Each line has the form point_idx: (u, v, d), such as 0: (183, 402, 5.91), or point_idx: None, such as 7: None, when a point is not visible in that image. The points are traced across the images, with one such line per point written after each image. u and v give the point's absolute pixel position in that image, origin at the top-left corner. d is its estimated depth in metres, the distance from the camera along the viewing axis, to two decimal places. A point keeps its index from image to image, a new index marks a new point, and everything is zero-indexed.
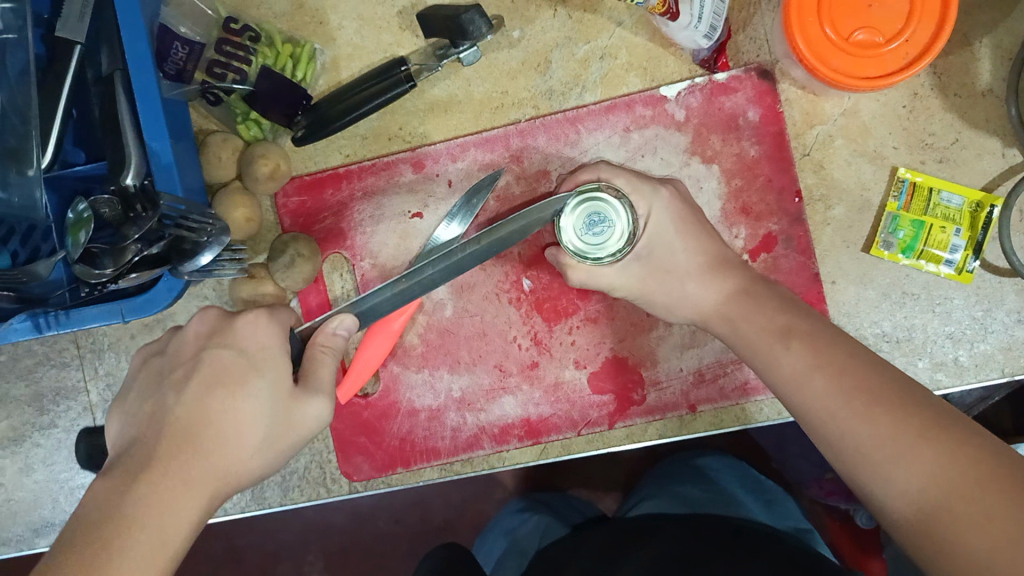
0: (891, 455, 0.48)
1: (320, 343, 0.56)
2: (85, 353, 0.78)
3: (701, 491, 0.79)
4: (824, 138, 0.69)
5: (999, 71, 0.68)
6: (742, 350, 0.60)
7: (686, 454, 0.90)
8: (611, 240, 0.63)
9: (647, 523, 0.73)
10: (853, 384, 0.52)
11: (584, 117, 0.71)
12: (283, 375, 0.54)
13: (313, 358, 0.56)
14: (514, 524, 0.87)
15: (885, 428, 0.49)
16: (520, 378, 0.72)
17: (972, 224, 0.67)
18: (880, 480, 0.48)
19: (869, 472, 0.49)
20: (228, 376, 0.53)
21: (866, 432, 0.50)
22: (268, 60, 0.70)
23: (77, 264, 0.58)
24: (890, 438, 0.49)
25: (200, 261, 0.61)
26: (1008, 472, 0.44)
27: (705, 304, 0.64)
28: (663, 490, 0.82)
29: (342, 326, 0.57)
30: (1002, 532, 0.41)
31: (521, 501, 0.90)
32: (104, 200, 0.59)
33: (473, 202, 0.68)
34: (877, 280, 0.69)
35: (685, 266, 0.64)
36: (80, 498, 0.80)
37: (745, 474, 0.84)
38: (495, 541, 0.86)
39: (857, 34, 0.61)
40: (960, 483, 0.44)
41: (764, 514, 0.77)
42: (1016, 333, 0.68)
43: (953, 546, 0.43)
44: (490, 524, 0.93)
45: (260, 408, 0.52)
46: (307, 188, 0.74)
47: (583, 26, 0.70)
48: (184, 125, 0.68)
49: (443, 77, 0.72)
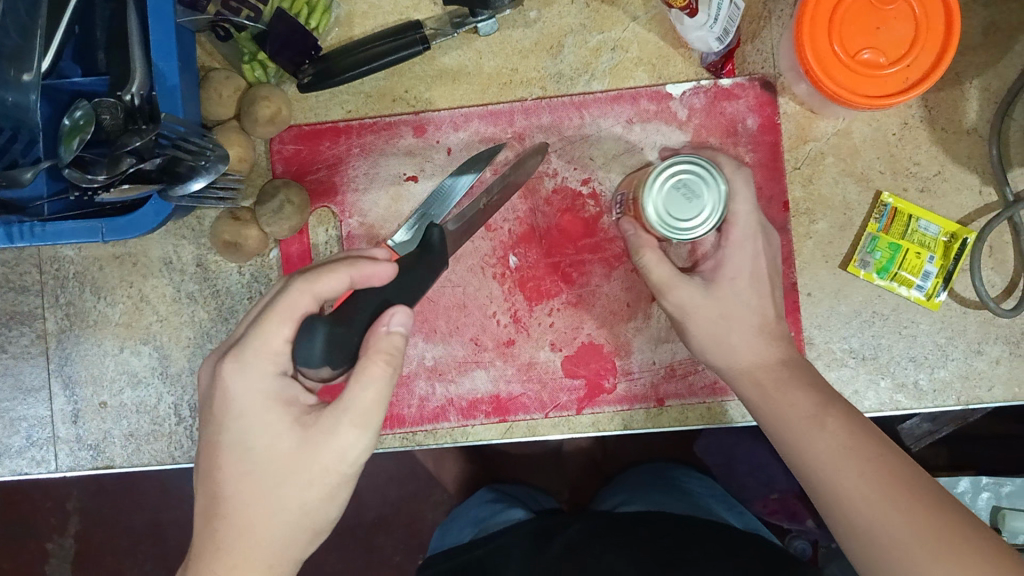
0: (866, 504, 0.48)
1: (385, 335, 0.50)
2: (48, 279, 0.76)
3: (672, 498, 0.83)
4: (816, 154, 0.72)
5: (984, 113, 0.71)
6: (704, 343, 0.61)
7: (649, 467, 0.93)
8: (656, 196, 0.56)
9: (619, 525, 0.77)
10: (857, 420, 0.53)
11: (589, 103, 0.72)
12: (262, 436, 0.50)
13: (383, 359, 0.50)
14: (483, 514, 0.89)
15: (861, 474, 0.50)
16: (495, 354, 0.72)
17: (945, 253, 0.70)
18: (852, 515, 0.49)
19: (842, 513, 0.50)
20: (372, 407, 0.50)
21: (822, 449, 0.52)
22: (286, 3, 0.69)
23: (68, 168, 0.56)
24: (838, 454, 0.51)
25: (192, 186, 0.60)
26: (961, 526, 0.45)
27: (736, 341, 0.60)
28: (637, 501, 0.84)
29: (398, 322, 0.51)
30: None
31: (487, 493, 0.93)
32: (107, 106, 0.58)
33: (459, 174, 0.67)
34: (851, 296, 0.72)
35: (741, 318, 0.60)
36: (20, 430, 0.77)
37: (716, 488, 0.87)
38: (460, 529, 0.88)
39: (864, 53, 0.63)
40: (930, 530, 0.45)
41: (735, 519, 0.80)
42: (974, 363, 0.71)
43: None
44: (449, 516, 0.95)
45: (277, 485, 0.51)
46: (305, 138, 0.73)
47: (599, 17, 0.72)
48: (188, 56, 0.66)
49: (455, 46, 0.72)
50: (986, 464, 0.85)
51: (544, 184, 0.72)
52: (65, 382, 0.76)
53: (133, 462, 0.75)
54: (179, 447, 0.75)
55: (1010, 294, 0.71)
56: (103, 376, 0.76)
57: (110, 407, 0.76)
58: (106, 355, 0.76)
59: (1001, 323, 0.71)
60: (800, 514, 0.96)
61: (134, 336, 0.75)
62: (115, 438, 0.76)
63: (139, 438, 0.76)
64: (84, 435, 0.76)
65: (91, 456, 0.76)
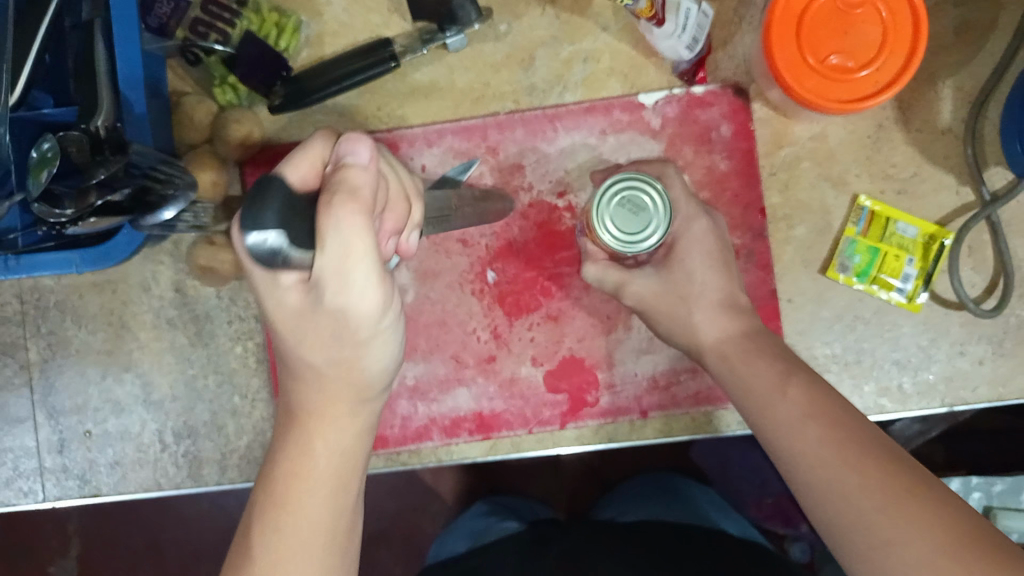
0: (839, 489, 0.46)
1: (348, 168, 0.42)
2: (28, 309, 0.75)
3: (667, 506, 0.83)
4: (792, 159, 0.72)
5: (958, 112, 0.71)
6: (666, 324, 0.63)
7: (647, 477, 0.91)
8: (608, 216, 0.57)
9: (614, 534, 0.76)
10: (825, 399, 0.51)
11: (562, 115, 0.72)
12: (296, 325, 0.46)
13: (344, 205, 0.40)
14: (478, 526, 0.88)
15: (838, 459, 0.47)
16: (476, 370, 0.72)
17: (924, 255, 0.70)
18: (822, 492, 0.47)
19: (811, 492, 0.48)
20: (342, 251, 0.40)
21: (800, 438, 0.50)
22: (253, 26, 0.70)
23: (36, 203, 0.55)
24: (814, 442, 0.49)
25: (162, 215, 0.60)
26: (936, 501, 0.43)
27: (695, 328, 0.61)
28: (634, 512, 0.83)
29: (360, 154, 0.43)
30: (932, 542, 0.41)
31: (482, 505, 0.92)
32: (73, 139, 0.56)
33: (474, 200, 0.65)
34: (832, 301, 0.71)
35: (701, 295, 0.62)
36: (6, 461, 0.76)
37: (713, 495, 0.86)
38: (455, 541, 0.87)
39: (832, 58, 0.63)
40: (894, 497, 0.44)
41: (731, 526, 0.80)
42: (958, 364, 0.70)
43: (887, 549, 0.43)
44: (446, 528, 0.94)
45: (324, 354, 0.46)
46: (276, 161, 0.72)
47: (570, 28, 0.71)
48: (160, 82, 0.68)
49: (426, 61, 0.72)
50: (976, 464, 0.85)
51: (519, 198, 0.72)
52: (49, 412, 0.76)
53: (119, 491, 0.75)
54: (164, 474, 0.75)
55: (991, 293, 0.71)
56: (87, 405, 0.75)
57: (94, 436, 0.75)
58: (89, 384, 0.75)
59: (983, 322, 0.70)
60: (795, 518, 0.96)
61: (116, 364, 0.75)
62: (100, 467, 0.75)
63: (124, 465, 0.75)
64: (70, 465, 0.75)
65: (77, 485, 0.75)
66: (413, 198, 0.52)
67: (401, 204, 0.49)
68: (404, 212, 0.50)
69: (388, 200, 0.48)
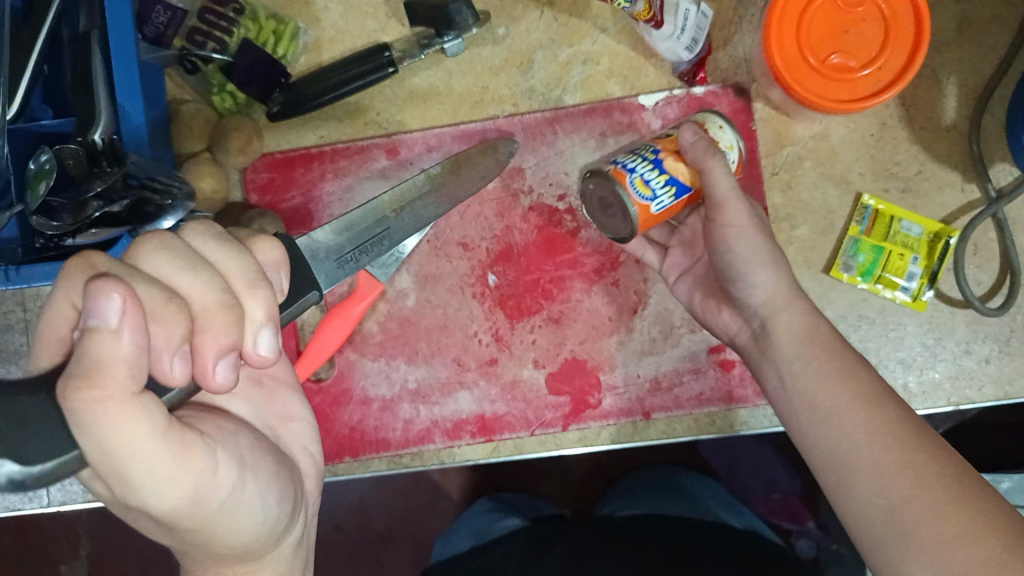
0: (854, 452, 0.51)
1: (93, 335, 0.31)
2: (31, 317, 0.76)
3: (672, 501, 0.82)
4: (794, 159, 0.71)
5: (962, 109, 0.70)
6: None
7: (653, 471, 0.91)
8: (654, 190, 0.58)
9: (618, 532, 0.76)
10: (851, 372, 0.54)
11: (562, 118, 0.72)
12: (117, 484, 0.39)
13: (90, 388, 0.32)
14: (483, 523, 0.88)
15: (863, 425, 0.51)
16: (477, 374, 0.72)
17: (929, 253, 0.69)
18: (842, 454, 0.52)
19: (829, 453, 0.53)
20: (100, 428, 0.32)
21: (832, 403, 0.54)
22: (251, 33, 0.70)
23: (34, 215, 0.55)
24: (842, 407, 0.53)
25: (161, 225, 0.59)
26: (949, 467, 0.48)
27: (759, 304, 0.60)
28: (638, 506, 0.83)
29: (110, 313, 0.31)
30: (938, 501, 0.46)
31: (486, 501, 0.92)
32: (70, 152, 0.57)
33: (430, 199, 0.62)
34: (835, 301, 0.71)
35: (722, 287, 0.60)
36: None
37: (718, 490, 0.86)
38: (461, 539, 0.88)
39: (832, 58, 0.63)
40: (908, 464, 0.48)
41: (734, 519, 0.80)
42: (964, 363, 0.70)
43: (896, 510, 0.47)
44: (452, 525, 0.94)
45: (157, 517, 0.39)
46: (278, 166, 0.73)
47: (568, 30, 0.71)
48: (157, 91, 0.67)
49: (424, 66, 0.72)
50: (985, 460, 0.84)
51: (519, 202, 0.72)
52: None
53: None
54: None
55: (997, 292, 0.70)
56: None
57: None
58: None
59: (989, 321, 0.70)
60: (802, 515, 0.95)
61: None
62: None
63: None
64: None
65: (83, 490, 0.76)
66: (256, 279, 0.38)
67: (228, 318, 0.35)
68: (231, 317, 0.36)
69: (197, 315, 0.35)
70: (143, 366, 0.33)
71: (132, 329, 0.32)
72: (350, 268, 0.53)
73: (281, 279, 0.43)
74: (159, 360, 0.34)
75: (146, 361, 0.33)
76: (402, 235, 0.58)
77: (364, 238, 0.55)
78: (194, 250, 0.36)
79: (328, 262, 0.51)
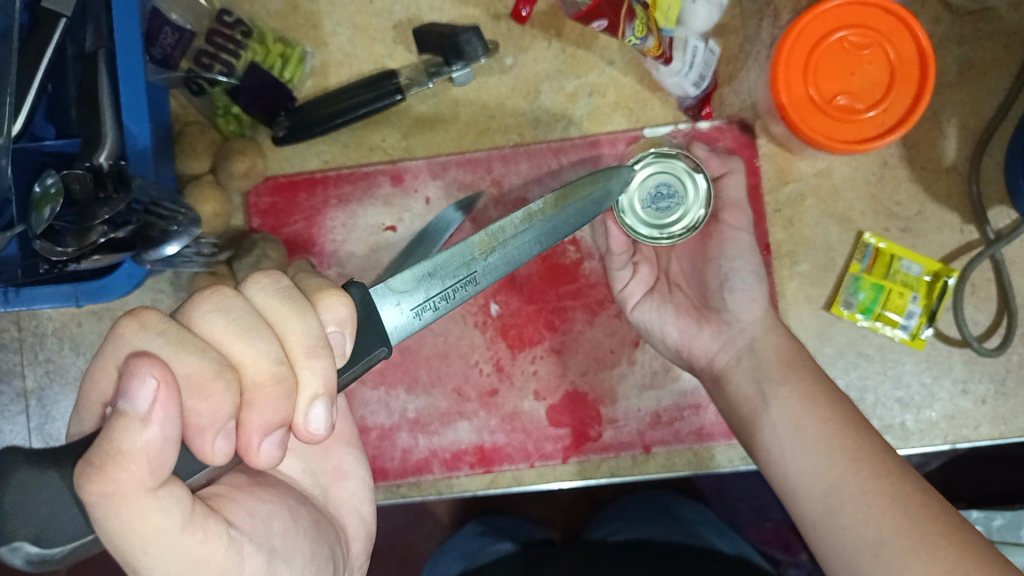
0: (837, 484, 0.51)
1: (121, 421, 0.29)
2: (26, 336, 0.75)
3: (664, 526, 0.82)
4: (797, 196, 0.72)
5: (963, 151, 0.71)
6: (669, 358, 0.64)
7: (642, 493, 0.90)
8: (696, 195, 0.60)
9: (609, 559, 0.75)
10: (835, 406, 0.55)
11: (567, 149, 0.72)
12: None
13: (111, 478, 0.29)
14: (471, 548, 0.87)
15: (845, 457, 0.52)
16: (478, 405, 0.72)
17: (928, 293, 0.70)
18: (823, 487, 0.52)
19: (811, 482, 0.52)
20: (122, 518, 0.30)
21: (813, 434, 0.54)
22: (258, 57, 0.69)
23: (38, 239, 0.54)
24: (823, 438, 0.53)
25: (165, 251, 0.57)
26: (928, 506, 0.48)
27: (746, 324, 0.61)
28: (627, 530, 0.83)
29: (140, 398, 0.29)
30: (920, 539, 0.46)
31: (476, 525, 0.91)
32: (76, 175, 0.57)
33: (524, 241, 0.47)
34: (835, 337, 0.71)
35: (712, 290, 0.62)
36: None
37: (709, 517, 0.85)
38: (449, 564, 0.86)
39: (839, 98, 0.63)
40: (890, 501, 0.49)
41: (726, 545, 0.79)
42: (960, 402, 0.70)
43: (879, 547, 0.47)
44: (440, 548, 0.93)
45: None
46: (281, 190, 0.73)
47: (576, 61, 0.71)
48: (161, 112, 0.66)
49: (431, 93, 0.72)
50: (977, 494, 0.85)
51: None
52: (44, 441, 0.75)
53: None
54: None
55: (994, 332, 0.71)
56: None
57: None
58: None
59: (986, 361, 0.70)
60: (793, 545, 0.95)
61: None
62: None
63: None
64: None
65: None
66: (315, 346, 0.35)
67: (275, 391, 0.33)
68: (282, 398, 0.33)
69: (247, 387, 0.33)
70: (169, 455, 0.30)
71: (160, 417, 0.29)
72: (427, 319, 0.42)
73: (345, 340, 0.37)
74: (199, 437, 0.31)
75: (174, 448, 0.30)
76: (487, 280, 0.45)
77: (447, 283, 0.43)
78: (254, 314, 0.34)
79: (404, 312, 0.42)
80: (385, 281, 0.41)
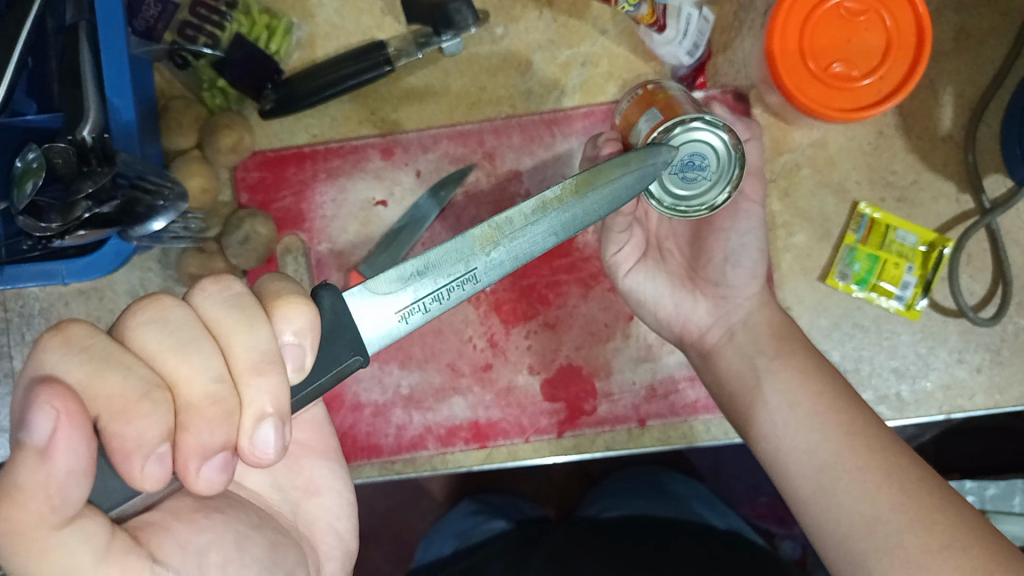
0: (832, 458, 0.51)
1: (18, 456, 0.27)
2: (12, 317, 0.74)
3: (655, 501, 0.81)
4: (792, 166, 0.71)
5: (959, 120, 0.70)
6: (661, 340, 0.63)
7: (636, 470, 0.90)
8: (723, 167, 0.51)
9: (601, 537, 0.75)
10: (831, 381, 0.55)
11: (560, 121, 0.71)
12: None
13: (9, 516, 0.27)
14: (465, 526, 0.87)
15: (838, 433, 0.52)
16: (472, 380, 0.71)
17: (923, 263, 0.69)
18: (818, 460, 0.51)
19: (803, 456, 0.52)
20: (25, 557, 0.28)
21: (806, 408, 0.53)
22: (243, 28, 0.68)
23: (21, 216, 0.53)
24: (816, 412, 0.53)
25: (151, 226, 0.57)
26: (923, 481, 0.48)
27: (743, 298, 0.61)
28: (619, 505, 0.82)
29: (40, 428, 0.27)
30: (915, 515, 0.46)
31: (469, 504, 0.91)
32: (59, 150, 0.54)
33: (536, 233, 0.43)
34: (831, 309, 0.71)
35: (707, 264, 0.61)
36: None
37: (701, 492, 0.85)
38: (442, 543, 0.86)
39: (835, 66, 0.62)
40: (884, 476, 0.49)
41: (718, 520, 0.79)
42: (956, 372, 0.70)
43: (874, 522, 0.47)
44: (434, 527, 0.93)
45: None
46: (269, 165, 0.72)
47: (568, 31, 0.70)
48: (144, 87, 0.65)
49: (421, 65, 0.70)
50: (970, 465, 0.85)
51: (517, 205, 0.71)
52: None
53: None
54: None
55: (989, 301, 0.70)
56: None
57: None
58: None
59: (981, 331, 0.70)
60: (788, 519, 0.96)
61: None
62: None
63: None
64: None
65: None
66: (263, 363, 0.32)
67: (212, 413, 0.31)
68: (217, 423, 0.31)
69: (180, 407, 0.30)
70: (74, 493, 0.28)
71: (59, 451, 0.27)
72: (415, 322, 0.39)
73: (300, 354, 0.34)
74: (125, 464, 0.29)
75: (81, 484, 0.28)
76: (490, 278, 0.41)
77: (441, 282, 0.39)
78: (194, 326, 0.31)
79: (387, 317, 0.38)
80: (361, 286, 0.38)
